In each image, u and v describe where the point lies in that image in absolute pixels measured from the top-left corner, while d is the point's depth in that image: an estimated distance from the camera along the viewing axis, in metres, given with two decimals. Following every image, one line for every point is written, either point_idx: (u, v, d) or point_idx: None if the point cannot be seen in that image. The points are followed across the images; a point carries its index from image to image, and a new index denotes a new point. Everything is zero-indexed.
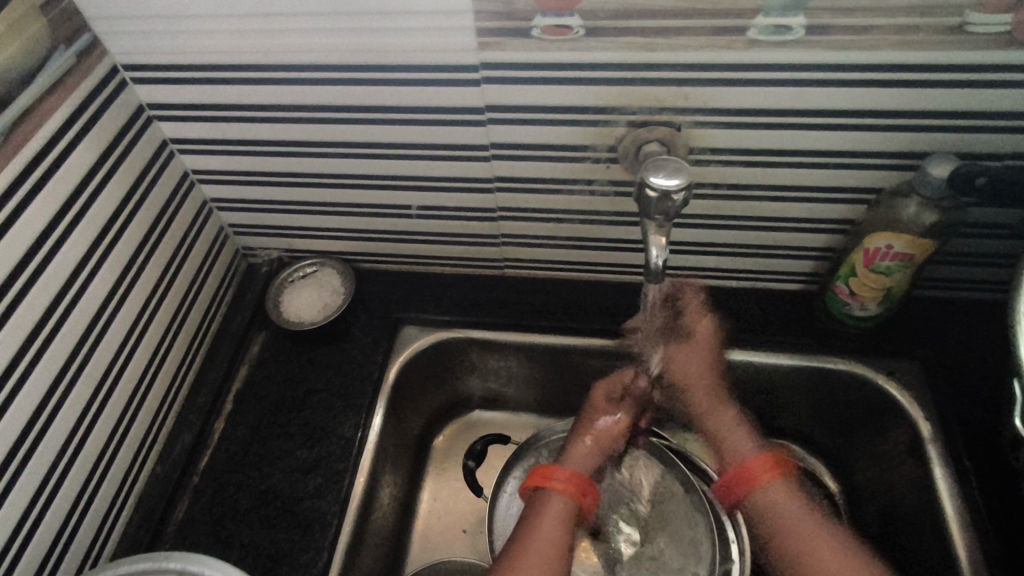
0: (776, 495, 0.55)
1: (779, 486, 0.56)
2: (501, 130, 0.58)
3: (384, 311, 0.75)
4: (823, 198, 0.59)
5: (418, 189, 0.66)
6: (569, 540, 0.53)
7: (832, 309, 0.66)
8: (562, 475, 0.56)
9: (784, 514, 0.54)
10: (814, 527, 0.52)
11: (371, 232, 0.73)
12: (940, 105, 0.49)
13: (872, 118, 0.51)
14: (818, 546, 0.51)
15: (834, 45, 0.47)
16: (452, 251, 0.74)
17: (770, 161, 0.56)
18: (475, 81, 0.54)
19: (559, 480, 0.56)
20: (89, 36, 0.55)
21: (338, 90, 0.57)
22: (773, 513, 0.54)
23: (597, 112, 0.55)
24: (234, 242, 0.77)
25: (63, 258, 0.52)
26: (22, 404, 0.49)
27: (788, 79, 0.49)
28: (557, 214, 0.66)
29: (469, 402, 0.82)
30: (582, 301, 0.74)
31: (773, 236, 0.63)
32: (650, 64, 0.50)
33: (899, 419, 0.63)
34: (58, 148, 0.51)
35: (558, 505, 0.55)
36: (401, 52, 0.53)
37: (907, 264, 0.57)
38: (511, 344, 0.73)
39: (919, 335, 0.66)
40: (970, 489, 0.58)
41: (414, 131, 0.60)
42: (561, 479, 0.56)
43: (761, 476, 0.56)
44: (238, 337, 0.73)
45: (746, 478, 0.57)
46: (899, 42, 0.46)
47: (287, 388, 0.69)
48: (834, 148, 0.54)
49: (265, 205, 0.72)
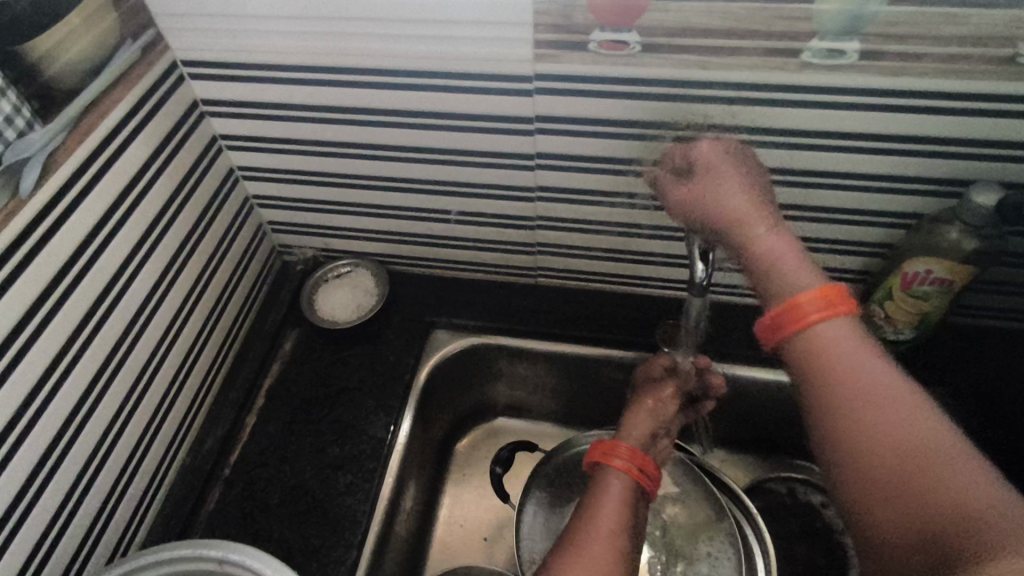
0: (830, 331, 0.42)
1: (839, 319, 0.42)
2: (548, 141, 0.59)
3: (417, 314, 0.76)
4: (862, 221, 0.59)
5: (460, 195, 0.67)
6: (632, 518, 0.52)
7: (867, 331, 0.65)
8: (622, 450, 0.57)
9: (827, 331, 0.42)
10: (884, 425, 0.38)
11: (408, 235, 0.74)
12: (988, 134, 0.50)
13: (918, 144, 0.52)
14: (903, 465, 0.36)
15: (887, 71, 0.48)
16: (486, 258, 0.75)
17: (813, 183, 0.57)
18: (527, 92, 0.55)
19: (621, 455, 0.57)
20: (154, 32, 0.56)
21: (390, 95, 0.58)
22: (829, 362, 0.41)
23: (645, 127, 0.55)
24: (271, 239, 0.78)
25: (116, 247, 0.53)
26: (70, 387, 0.49)
27: (838, 102, 0.50)
28: (596, 226, 0.67)
29: (493, 409, 0.82)
30: (613, 313, 0.75)
31: (809, 257, 0.64)
32: (702, 82, 0.51)
33: None
34: (119, 139, 0.52)
35: (619, 480, 0.55)
36: (456, 60, 0.54)
37: (945, 289, 0.58)
38: (540, 353, 0.74)
39: (950, 362, 0.66)
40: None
41: (461, 138, 0.61)
42: (623, 456, 0.57)
43: (811, 308, 0.43)
44: (272, 334, 0.73)
45: (794, 313, 0.43)
46: (951, 71, 0.47)
47: (319, 386, 0.70)
48: (878, 172, 0.55)
49: (306, 204, 0.73)
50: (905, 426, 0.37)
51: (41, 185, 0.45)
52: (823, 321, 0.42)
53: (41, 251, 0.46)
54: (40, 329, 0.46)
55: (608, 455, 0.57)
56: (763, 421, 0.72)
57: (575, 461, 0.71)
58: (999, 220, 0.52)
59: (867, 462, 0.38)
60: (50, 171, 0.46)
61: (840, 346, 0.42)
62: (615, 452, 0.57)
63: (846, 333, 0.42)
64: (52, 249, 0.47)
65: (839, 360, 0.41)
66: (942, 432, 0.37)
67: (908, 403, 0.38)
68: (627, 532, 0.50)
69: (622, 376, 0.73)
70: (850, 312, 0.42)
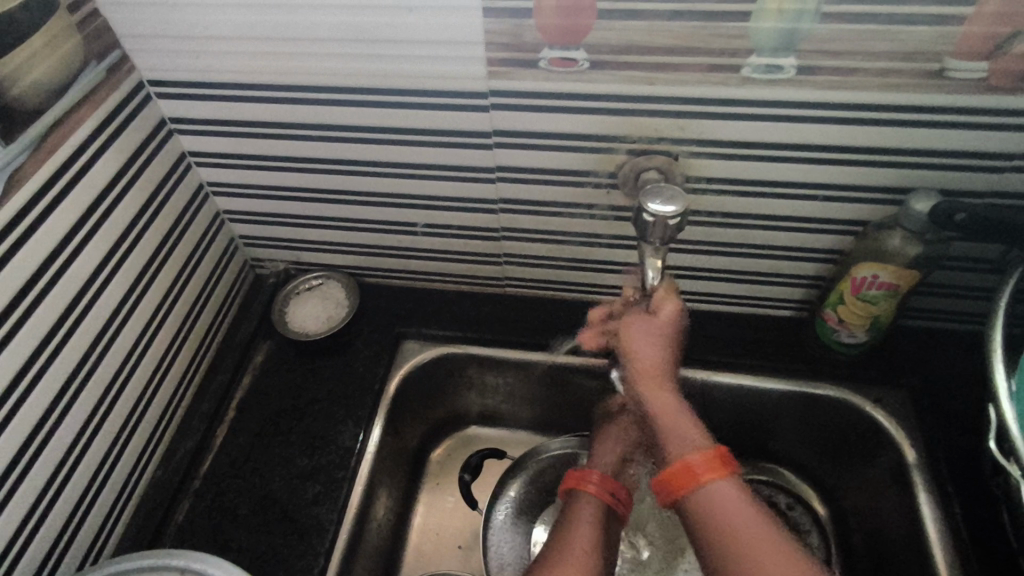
0: (716, 491, 0.46)
1: (723, 480, 0.46)
2: (506, 154, 0.61)
3: (387, 325, 0.77)
4: (812, 229, 0.61)
5: (426, 208, 0.68)
6: (604, 538, 0.54)
7: (821, 336, 0.68)
8: (595, 476, 0.59)
9: (722, 506, 0.45)
10: (767, 554, 0.41)
11: (377, 248, 0.75)
12: (922, 143, 0.52)
13: (859, 153, 0.54)
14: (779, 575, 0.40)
15: (823, 85, 0.50)
16: (454, 269, 0.76)
17: (763, 192, 0.59)
18: (484, 107, 0.57)
19: (594, 481, 0.59)
20: (119, 53, 0.57)
21: (352, 112, 0.60)
22: (712, 518, 0.44)
23: (598, 140, 0.57)
24: (243, 253, 0.79)
25: (81, 263, 0.54)
26: (35, 400, 0.50)
27: (780, 115, 0.52)
28: (558, 236, 0.68)
29: (465, 418, 0.83)
30: (579, 321, 0.76)
31: (765, 263, 0.66)
32: (650, 96, 0.53)
33: (885, 445, 0.65)
34: (84, 157, 0.53)
35: (592, 504, 0.56)
36: (413, 77, 0.56)
37: (892, 294, 0.60)
38: (508, 361, 0.75)
39: (904, 364, 0.68)
40: (955, 517, 0.59)
41: (424, 153, 0.62)
42: (595, 480, 0.59)
43: (700, 468, 0.47)
44: (243, 346, 0.74)
45: (682, 476, 0.47)
46: (884, 84, 0.49)
47: (289, 398, 0.71)
48: (823, 181, 0.57)
49: (276, 218, 0.74)
50: (778, 551, 0.42)
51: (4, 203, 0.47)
52: (710, 481, 0.46)
53: (4, 267, 0.47)
54: (4, 344, 0.47)
55: (581, 479, 0.59)
56: (728, 425, 0.74)
57: (544, 469, 0.73)
58: (935, 227, 0.53)
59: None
60: (12, 190, 0.47)
61: (728, 503, 0.45)
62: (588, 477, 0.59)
63: (737, 497, 0.45)
64: (15, 265, 0.48)
65: (732, 521, 0.44)
66: (798, 556, 0.42)
67: (767, 530, 0.43)
68: (601, 551, 0.52)
69: (588, 384, 0.75)
70: (734, 476, 0.47)
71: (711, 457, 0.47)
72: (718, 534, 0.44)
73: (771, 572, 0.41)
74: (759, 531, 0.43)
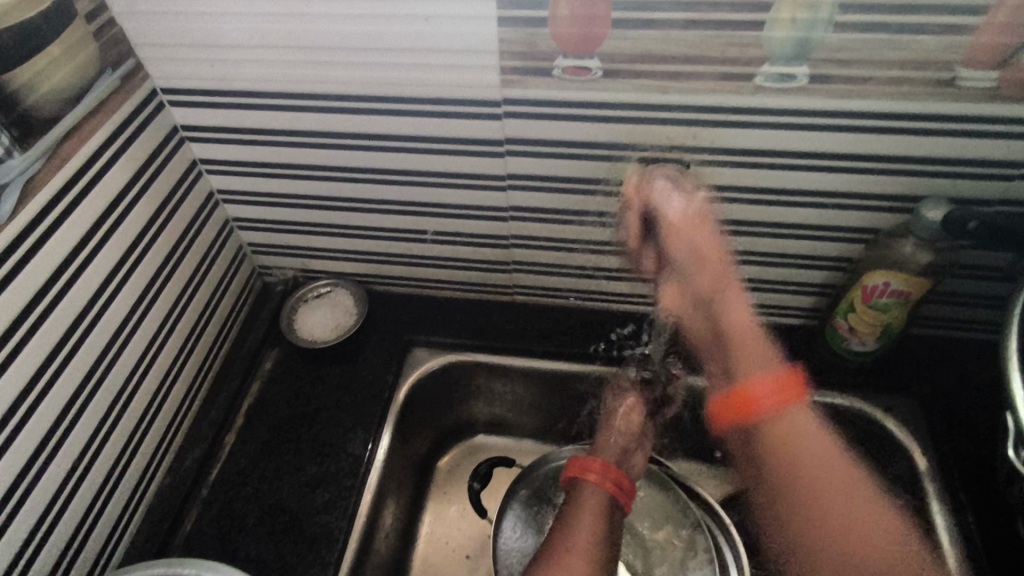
0: (792, 418, 0.53)
1: (795, 410, 0.54)
2: (518, 162, 0.61)
3: (395, 333, 0.77)
4: (822, 237, 0.61)
5: (436, 215, 0.69)
6: (606, 531, 0.53)
7: (832, 343, 0.67)
8: (596, 464, 0.58)
9: (793, 428, 0.53)
10: (836, 493, 0.49)
11: (386, 255, 0.75)
12: (933, 152, 0.53)
13: (870, 161, 0.54)
14: (840, 510, 0.48)
15: (835, 93, 0.50)
16: (463, 277, 0.76)
17: (773, 200, 0.59)
18: (497, 115, 0.57)
19: (597, 470, 0.57)
20: (133, 61, 0.58)
21: (365, 120, 0.60)
22: (785, 437, 0.52)
23: (610, 148, 0.58)
24: (251, 260, 0.79)
25: (93, 271, 0.54)
26: (49, 406, 0.50)
27: (792, 123, 0.53)
28: (568, 244, 0.68)
29: (473, 426, 0.83)
30: (588, 329, 0.76)
31: (775, 271, 0.66)
32: (663, 105, 0.53)
33: (896, 453, 0.65)
34: (98, 164, 0.54)
35: (593, 495, 0.55)
36: (427, 85, 0.56)
37: (903, 301, 0.60)
38: (517, 369, 0.75)
39: (913, 372, 0.68)
40: (967, 524, 0.59)
41: (434, 161, 0.63)
42: (598, 468, 0.57)
43: (771, 394, 0.55)
44: (251, 354, 0.74)
45: (748, 399, 0.55)
46: (896, 93, 0.49)
47: (297, 405, 0.70)
48: (833, 189, 0.57)
49: (285, 226, 0.74)
50: (848, 493, 0.49)
51: (20, 209, 0.47)
52: (784, 411, 0.54)
53: (20, 272, 0.47)
54: (19, 349, 0.47)
55: (583, 467, 0.58)
56: None
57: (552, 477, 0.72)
58: (947, 234, 0.53)
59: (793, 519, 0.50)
60: (27, 197, 0.47)
61: (796, 427, 0.53)
62: (591, 464, 0.58)
63: (815, 431, 0.53)
64: (31, 270, 0.48)
65: (802, 449, 0.51)
66: (868, 496, 0.49)
67: (838, 453, 0.52)
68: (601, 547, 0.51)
69: (597, 392, 0.75)
70: (800, 402, 0.55)
71: (783, 383, 0.55)
72: (786, 454, 0.51)
73: (836, 500, 0.48)
74: (840, 464, 0.51)
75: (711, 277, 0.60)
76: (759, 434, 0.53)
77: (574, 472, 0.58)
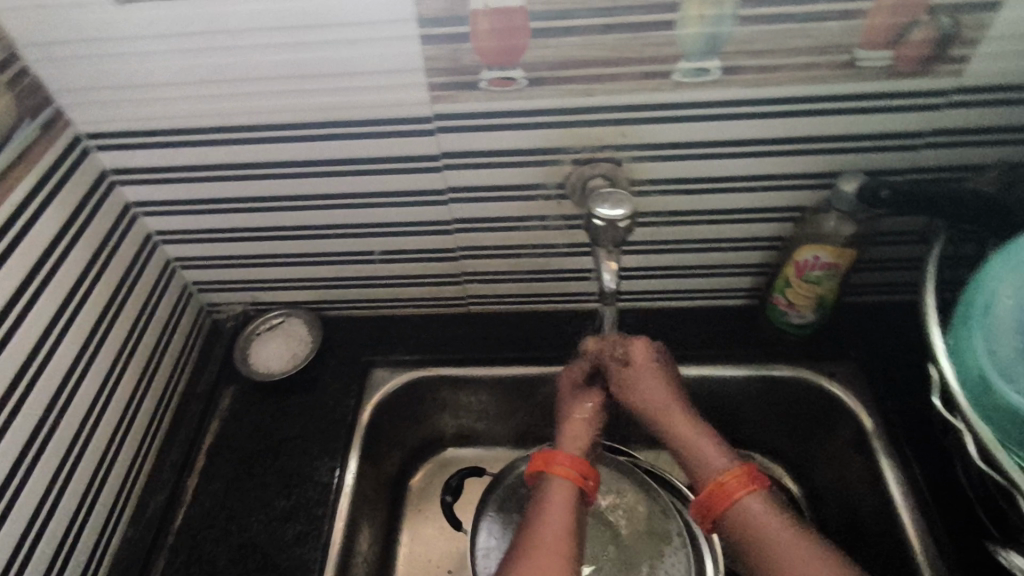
0: (747, 508, 0.54)
1: (751, 497, 0.54)
2: (457, 174, 0.62)
3: (355, 356, 0.77)
4: (754, 219, 0.64)
5: (382, 235, 0.69)
6: (576, 524, 0.54)
7: (772, 318, 0.71)
8: (562, 458, 0.59)
9: (753, 524, 0.53)
10: (797, 554, 0.51)
11: (336, 280, 0.75)
12: (843, 130, 0.56)
13: (787, 144, 0.57)
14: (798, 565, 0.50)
15: (748, 83, 0.53)
16: (416, 292, 0.76)
17: (704, 189, 0.62)
18: (430, 131, 0.58)
19: (561, 462, 0.59)
20: (53, 109, 0.57)
21: (299, 147, 0.60)
22: (752, 530, 0.53)
23: (544, 153, 0.59)
24: (199, 298, 0.78)
25: (25, 330, 0.52)
26: None
27: (711, 115, 0.55)
28: (516, 249, 0.70)
29: (442, 440, 0.83)
30: (545, 331, 0.77)
31: (715, 256, 0.69)
32: (588, 108, 0.55)
33: (844, 416, 0.68)
34: (24, 219, 0.52)
35: (561, 489, 0.57)
36: (358, 108, 0.57)
37: (833, 273, 0.63)
38: (479, 378, 0.76)
39: (853, 338, 0.72)
40: (914, 476, 0.62)
41: (374, 181, 0.63)
42: (562, 460, 0.59)
43: (734, 488, 0.55)
44: (207, 393, 0.73)
45: (719, 491, 0.55)
46: (802, 78, 0.53)
47: (260, 439, 0.69)
48: (758, 173, 0.60)
49: (230, 260, 0.73)
50: (811, 559, 0.50)
51: None
52: (742, 500, 0.54)
53: None
54: None
55: (548, 460, 0.59)
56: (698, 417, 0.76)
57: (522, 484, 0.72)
58: (864, 206, 0.57)
59: (758, 553, 0.52)
60: None
61: (761, 519, 0.53)
62: (555, 458, 0.59)
63: (771, 516, 0.53)
64: None
65: (779, 531, 0.52)
66: (822, 556, 0.50)
67: (789, 522, 0.53)
68: (572, 541, 0.53)
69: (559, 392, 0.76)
70: (757, 489, 0.55)
71: (741, 474, 0.55)
72: (751, 535, 0.53)
73: None
74: (808, 568, 0.50)
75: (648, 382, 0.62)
76: (723, 522, 0.55)
77: (539, 465, 0.59)
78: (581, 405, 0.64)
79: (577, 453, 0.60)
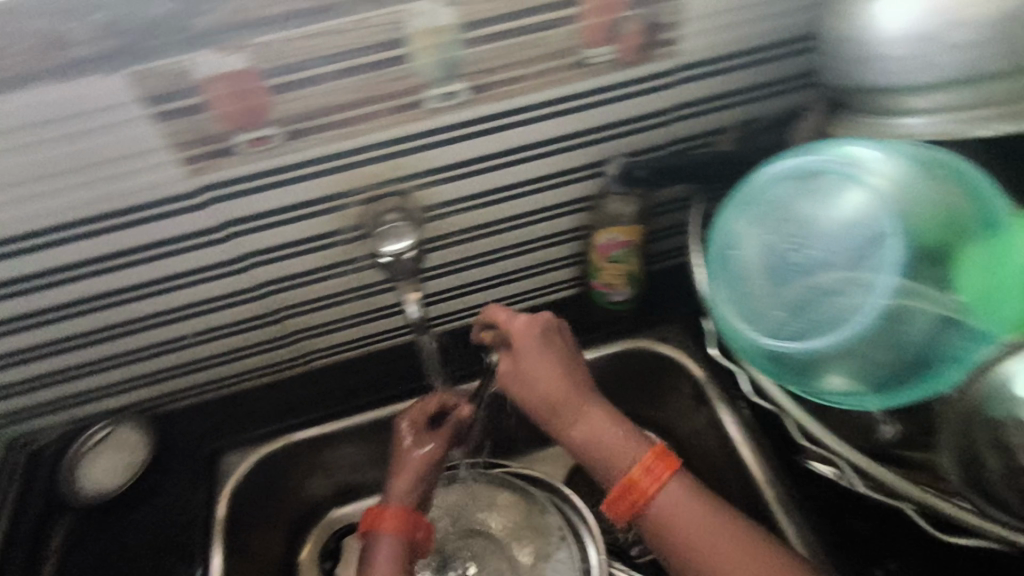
0: (667, 501, 0.53)
1: (669, 484, 0.54)
2: (246, 240, 0.60)
3: (200, 447, 0.72)
4: (551, 216, 0.68)
5: (189, 318, 0.65)
6: None
7: (597, 300, 0.75)
8: (388, 514, 0.58)
9: (677, 518, 0.53)
10: (729, 544, 0.51)
11: (156, 375, 0.70)
12: (598, 120, 0.60)
13: (555, 143, 0.61)
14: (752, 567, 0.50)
15: (498, 97, 0.55)
16: (248, 365, 0.72)
17: (495, 200, 0.64)
18: (201, 204, 0.56)
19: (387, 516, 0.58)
20: None
21: (61, 251, 0.56)
22: (674, 526, 0.52)
23: (328, 200, 0.59)
24: (5, 433, 0.70)
25: None
26: None
27: (475, 132, 0.57)
28: (337, 298, 0.68)
29: (321, 504, 0.78)
30: (395, 366, 0.76)
31: (530, 257, 0.71)
32: (355, 149, 0.55)
33: (679, 372, 0.74)
34: None
35: (388, 548, 0.57)
36: (113, 198, 0.53)
37: (630, 250, 0.68)
38: (338, 433, 0.74)
39: (672, 302, 0.78)
40: (747, 418, 0.68)
41: (160, 266, 0.60)
42: (388, 516, 0.58)
43: (646, 482, 0.53)
44: (33, 536, 0.65)
45: (633, 490, 0.54)
46: (545, 83, 0.56)
47: (107, 564, 0.65)
48: (538, 175, 0.63)
49: (25, 385, 0.66)
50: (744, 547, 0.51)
51: None
52: (658, 495, 0.53)
53: None
54: None
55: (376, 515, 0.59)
56: None
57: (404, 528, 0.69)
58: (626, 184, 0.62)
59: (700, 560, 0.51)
60: None
61: (672, 507, 0.53)
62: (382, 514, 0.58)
63: (682, 500, 0.53)
64: None
65: (697, 519, 0.52)
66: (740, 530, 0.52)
67: (705, 509, 0.53)
68: None
69: None
70: (671, 473, 0.54)
71: (653, 463, 0.54)
72: (663, 529, 0.53)
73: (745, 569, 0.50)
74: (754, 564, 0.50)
75: (546, 369, 0.58)
76: (642, 519, 0.54)
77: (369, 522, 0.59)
78: (412, 450, 0.63)
79: (409, 503, 0.60)
